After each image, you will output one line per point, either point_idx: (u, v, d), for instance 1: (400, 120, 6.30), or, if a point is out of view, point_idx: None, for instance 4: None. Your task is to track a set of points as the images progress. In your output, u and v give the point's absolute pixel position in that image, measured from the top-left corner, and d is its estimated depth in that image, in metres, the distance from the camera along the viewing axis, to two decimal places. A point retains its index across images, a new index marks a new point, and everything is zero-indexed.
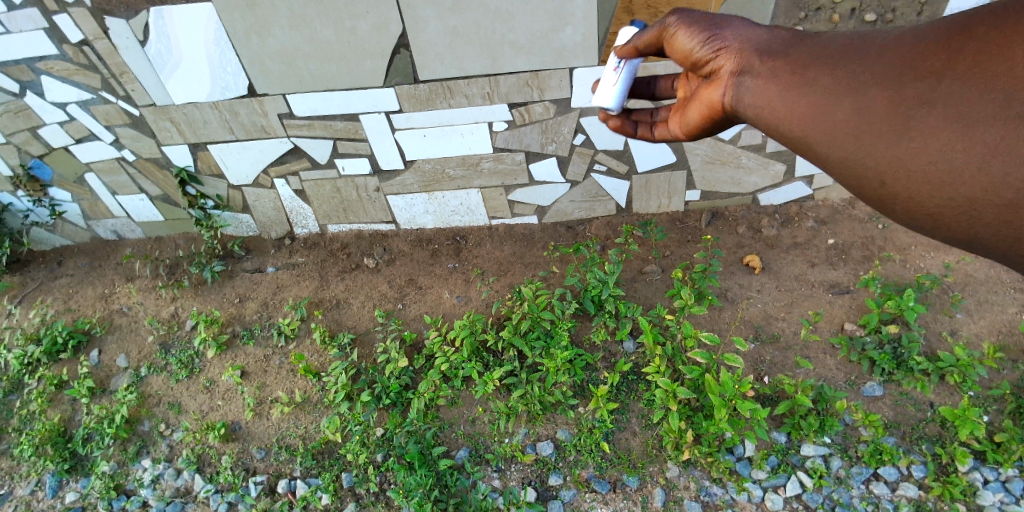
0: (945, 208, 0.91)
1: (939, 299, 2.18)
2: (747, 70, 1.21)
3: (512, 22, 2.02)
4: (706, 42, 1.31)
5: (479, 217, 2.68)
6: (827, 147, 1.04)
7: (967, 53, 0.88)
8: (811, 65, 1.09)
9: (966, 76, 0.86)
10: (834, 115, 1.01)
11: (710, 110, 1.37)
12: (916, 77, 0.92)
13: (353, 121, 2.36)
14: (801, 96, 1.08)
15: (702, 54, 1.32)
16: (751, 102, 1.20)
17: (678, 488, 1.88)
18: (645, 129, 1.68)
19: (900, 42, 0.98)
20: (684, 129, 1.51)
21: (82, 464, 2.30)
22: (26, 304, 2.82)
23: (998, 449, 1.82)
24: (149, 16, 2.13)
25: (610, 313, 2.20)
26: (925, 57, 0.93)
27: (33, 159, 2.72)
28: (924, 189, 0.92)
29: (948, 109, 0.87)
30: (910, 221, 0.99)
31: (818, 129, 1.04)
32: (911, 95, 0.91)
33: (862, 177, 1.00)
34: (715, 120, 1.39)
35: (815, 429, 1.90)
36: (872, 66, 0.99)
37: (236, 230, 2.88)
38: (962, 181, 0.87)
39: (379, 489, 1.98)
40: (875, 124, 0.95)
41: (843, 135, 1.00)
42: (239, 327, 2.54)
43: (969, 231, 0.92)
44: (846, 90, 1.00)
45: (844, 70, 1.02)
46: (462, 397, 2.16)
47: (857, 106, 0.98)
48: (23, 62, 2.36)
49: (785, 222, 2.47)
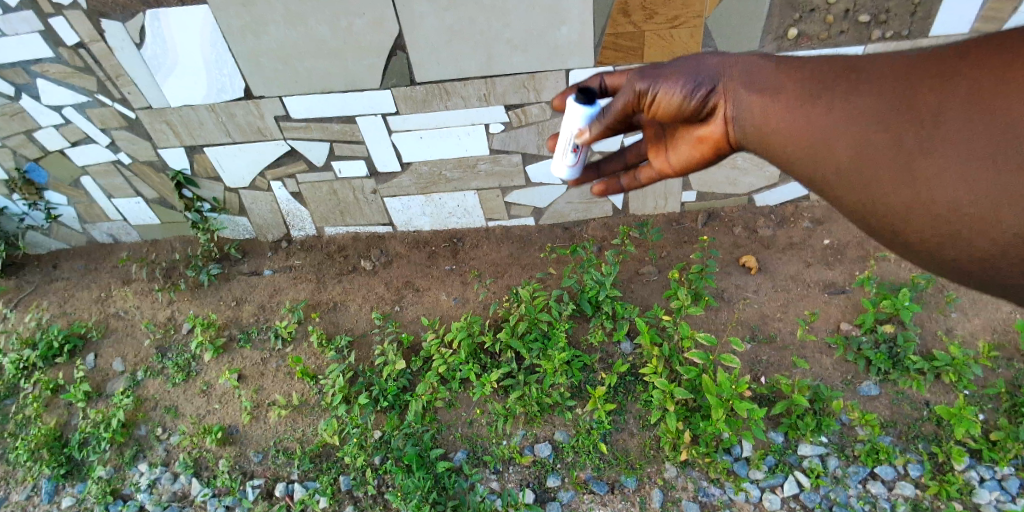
0: (961, 252, 0.90)
1: (934, 298, 2.19)
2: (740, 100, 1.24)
3: (508, 24, 2.03)
4: (694, 90, 1.31)
5: (476, 219, 2.68)
6: (836, 186, 1.04)
7: (963, 90, 0.87)
8: (812, 97, 1.08)
9: (966, 114, 0.85)
10: (838, 155, 1.01)
11: (710, 152, 1.40)
12: (915, 116, 0.91)
13: (349, 123, 2.36)
14: (804, 132, 1.08)
15: (691, 106, 1.33)
16: (754, 131, 1.21)
17: (676, 489, 1.89)
18: (629, 177, 1.76)
19: (897, 75, 0.98)
20: (681, 168, 1.54)
21: (78, 469, 2.29)
22: (21, 308, 2.81)
23: (994, 447, 1.84)
24: (144, 18, 2.13)
25: (606, 314, 2.21)
26: (921, 93, 0.92)
27: (28, 163, 2.71)
28: (937, 233, 0.90)
29: (951, 150, 0.86)
30: (927, 260, 0.98)
31: (825, 167, 1.04)
32: (913, 136, 0.90)
33: (874, 218, 1.00)
34: (713, 159, 1.43)
35: (812, 429, 1.91)
36: (871, 101, 0.98)
37: (232, 233, 2.87)
38: (975, 228, 0.85)
39: (376, 493, 1.98)
40: (881, 167, 0.94)
41: (850, 175, 1.00)
42: (235, 330, 2.53)
43: (989, 273, 0.90)
44: (844, 118, 1.00)
45: (843, 107, 1.02)
46: (459, 399, 2.16)
47: (861, 147, 0.97)
48: (18, 65, 2.36)
49: (780, 222, 2.48)
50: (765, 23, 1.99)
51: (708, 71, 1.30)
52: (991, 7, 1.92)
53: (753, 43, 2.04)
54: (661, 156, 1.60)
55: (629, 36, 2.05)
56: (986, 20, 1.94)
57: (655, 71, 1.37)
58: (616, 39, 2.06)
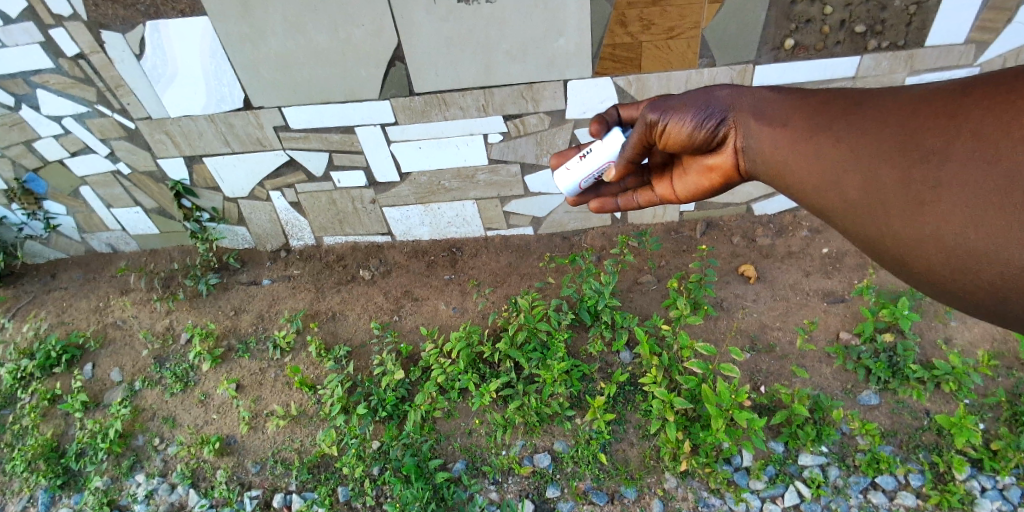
0: (972, 288, 0.87)
1: (933, 307, 2.18)
2: (749, 132, 1.32)
3: (506, 35, 2.04)
4: (704, 119, 1.40)
5: (475, 229, 2.69)
6: (846, 218, 1.06)
7: (969, 126, 0.87)
8: (820, 130, 1.13)
9: (971, 151, 0.85)
10: (848, 187, 1.04)
11: (720, 177, 1.49)
12: (922, 153, 0.91)
13: (348, 133, 2.37)
14: (815, 164, 1.12)
15: (702, 135, 1.42)
16: (764, 162, 1.29)
17: (676, 499, 1.87)
18: (627, 199, 1.80)
19: (905, 110, 0.99)
20: (691, 194, 1.63)
21: (74, 480, 2.27)
22: (19, 318, 2.80)
23: (995, 456, 1.83)
24: (145, 29, 2.14)
25: (606, 324, 2.21)
26: (927, 129, 0.93)
27: (27, 173, 2.72)
28: (947, 267, 0.89)
29: (957, 188, 0.85)
30: (941, 295, 0.95)
31: (834, 198, 1.08)
32: (920, 172, 0.91)
33: (884, 250, 1.00)
34: (722, 186, 1.51)
35: (812, 439, 1.90)
36: (878, 138, 1.00)
37: (231, 242, 2.87)
38: (982, 266, 0.82)
39: (374, 503, 1.96)
40: (888, 201, 0.96)
41: (859, 208, 1.02)
42: (234, 340, 2.53)
43: (1004, 312, 0.86)
44: (855, 156, 1.03)
45: (850, 142, 1.05)
46: (458, 409, 2.15)
47: (868, 180, 0.99)
48: (18, 76, 2.36)
49: (778, 231, 2.48)
50: (761, 34, 2.00)
51: (716, 102, 1.39)
52: (985, 17, 1.93)
53: (750, 54, 2.05)
54: (663, 183, 1.68)
55: (627, 47, 2.06)
56: (981, 30, 1.96)
57: (665, 102, 1.45)
58: (614, 50, 2.07)
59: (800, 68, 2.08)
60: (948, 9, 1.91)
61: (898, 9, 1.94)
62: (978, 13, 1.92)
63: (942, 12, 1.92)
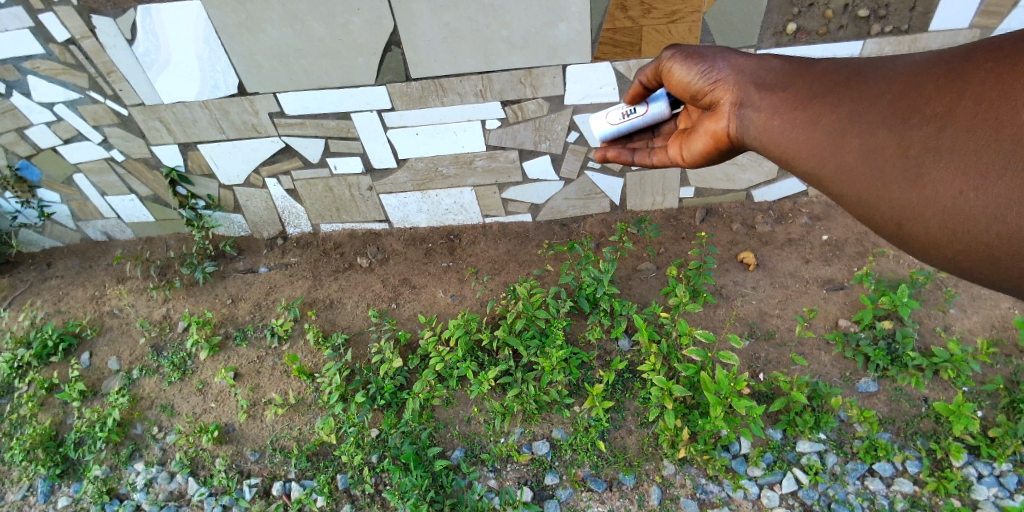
0: (969, 253, 0.86)
1: (933, 294, 2.17)
2: (747, 102, 1.29)
3: (504, 19, 2.00)
4: (708, 74, 1.41)
5: (473, 216, 2.67)
6: (839, 186, 1.04)
7: (970, 93, 0.86)
8: (818, 100, 1.11)
9: (972, 118, 0.84)
10: (843, 154, 1.01)
11: (711, 139, 1.45)
12: (921, 119, 0.90)
13: (344, 119, 2.34)
14: (810, 132, 1.10)
15: (699, 82, 1.44)
16: (757, 135, 1.26)
17: (674, 486, 1.88)
18: (641, 155, 1.73)
19: (902, 81, 0.98)
20: (688, 158, 1.58)
21: (74, 468, 2.28)
22: (15, 307, 2.79)
23: (992, 443, 1.84)
24: (136, 14, 2.10)
25: (605, 311, 2.20)
26: (926, 99, 0.92)
27: (20, 160, 2.68)
28: (944, 233, 0.88)
29: (957, 153, 0.84)
30: (934, 264, 0.94)
31: (829, 167, 1.05)
32: (919, 138, 0.90)
33: (878, 217, 0.98)
34: (715, 150, 1.46)
35: (810, 426, 1.90)
36: (876, 107, 0.98)
37: (228, 230, 2.85)
38: (983, 228, 0.82)
39: (373, 491, 1.98)
40: (886, 166, 0.94)
41: (852, 175, 1.00)
42: (231, 328, 2.52)
43: (999, 277, 0.86)
44: (850, 123, 1.01)
45: (848, 110, 1.03)
46: (456, 396, 2.15)
47: (865, 147, 0.97)
48: (8, 62, 2.32)
49: (779, 218, 2.46)
50: (763, 19, 1.97)
51: (721, 66, 1.39)
52: (992, 2, 1.90)
53: (752, 39, 2.02)
54: (675, 143, 1.62)
55: (627, 31, 2.03)
56: (986, 15, 1.93)
57: (674, 50, 1.51)
58: (614, 34, 2.03)
59: (802, 53, 2.05)
60: None
61: None
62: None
63: None
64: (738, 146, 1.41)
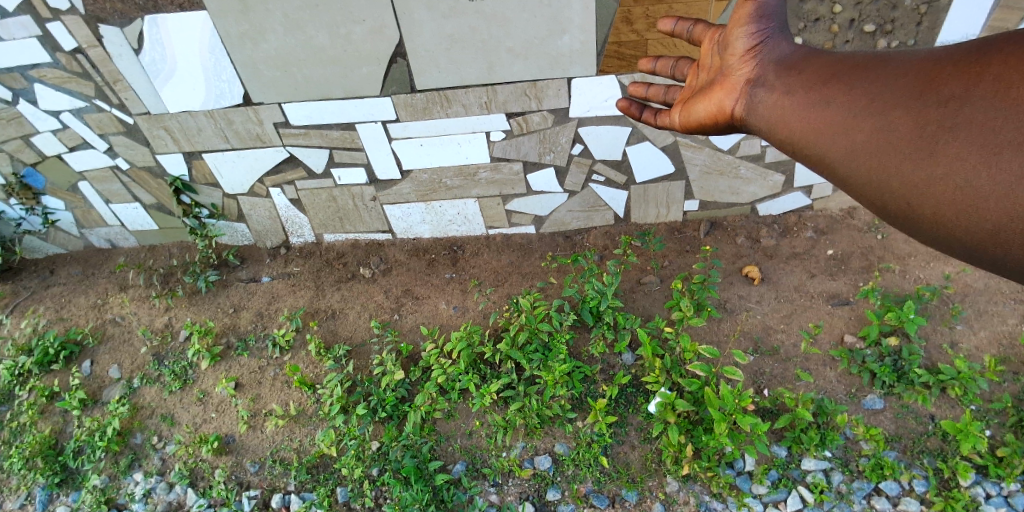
0: (978, 236, 0.78)
1: (939, 310, 2.15)
2: (761, 80, 1.14)
3: (508, 31, 2.01)
4: (749, 40, 1.18)
5: (476, 227, 2.66)
6: (848, 167, 0.94)
7: (992, 72, 0.77)
8: (833, 80, 1.00)
9: (990, 97, 0.76)
10: (856, 134, 0.92)
11: (712, 106, 1.24)
12: (938, 98, 0.82)
13: (349, 130, 2.34)
14: (820, 111, 0.99)
15: (743, 42, 1.19)
16: (766, 117, 1.11)
17: (677, 503, 1.87)
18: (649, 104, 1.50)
19: (923, 63, 0.88)
20: (683, 121, 1.33)
21: (72, 477, 2.27)
22: (17, 314, 2.79)
23: (1001, 463, 1.81)
24: (143, 24, 2.11)
25: (608, 324, 2.18)
26: (947, 77, 0.82)
27: (25, 168, 2.69)
28: (954, 214, 0.79)
29: (974, 129, 0.76)
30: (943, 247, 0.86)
31: (839, 151, 0.95)
32: (934, 117, 0.81)
33: (886, 196, 0.89)
34: (710, 120, 1.25)
35: (816, 443, 1.89)
36: (897, 84, 0.89)
37: (231, 239, 2.85)
38: (993, 204, 0.74)
39: (373, 504, 1.96)
40: (900, 145, 0.85)
41: (863, 156, 0.91)
42: (233, 337, 2.51)
43: (1003, 262, 0.78)
44: (866, 101, 0.92)
45: (865, 90, 0.93)
46: (458, 409, 2.13)
47: (880, 124, 0.88)
48: (16, 70, 2.34)
49: (783, 232, 2.46)
50: None
51: (767, 38, 1.17)
52: (995, 18, 1.90)
53: None
54: (676, 106, 1.38)
55: (632, 45, 2.03)
56: (991, 30, 1.93)
57: None
58: (619, 47, 2.04)
59: None
60: (958, 10, 1.88)
61: (909, 8, 1.90)
62: (989, 14, 1.89)
63: (952, 15, 1.90)
64: (739, 129, 1.23)
